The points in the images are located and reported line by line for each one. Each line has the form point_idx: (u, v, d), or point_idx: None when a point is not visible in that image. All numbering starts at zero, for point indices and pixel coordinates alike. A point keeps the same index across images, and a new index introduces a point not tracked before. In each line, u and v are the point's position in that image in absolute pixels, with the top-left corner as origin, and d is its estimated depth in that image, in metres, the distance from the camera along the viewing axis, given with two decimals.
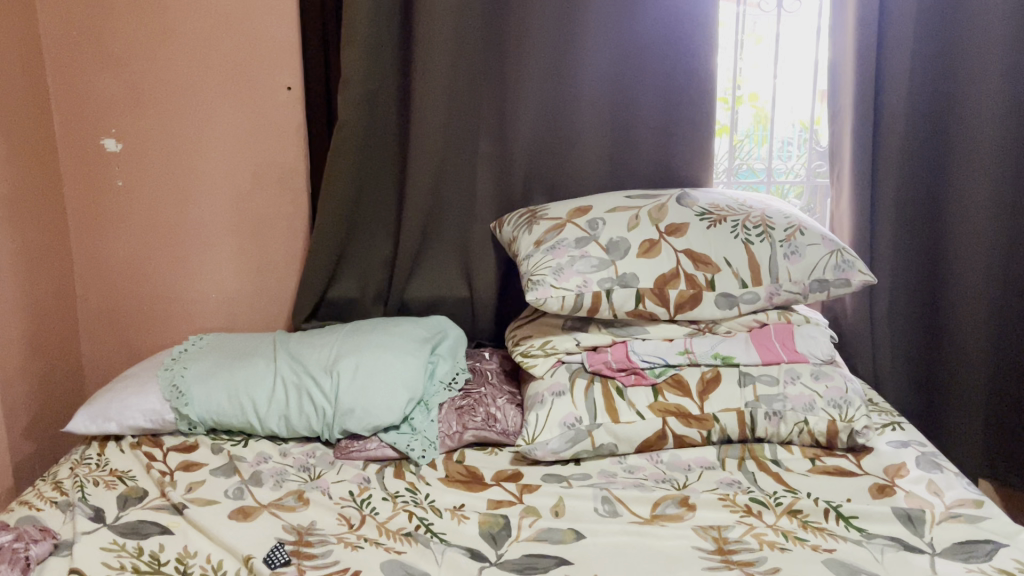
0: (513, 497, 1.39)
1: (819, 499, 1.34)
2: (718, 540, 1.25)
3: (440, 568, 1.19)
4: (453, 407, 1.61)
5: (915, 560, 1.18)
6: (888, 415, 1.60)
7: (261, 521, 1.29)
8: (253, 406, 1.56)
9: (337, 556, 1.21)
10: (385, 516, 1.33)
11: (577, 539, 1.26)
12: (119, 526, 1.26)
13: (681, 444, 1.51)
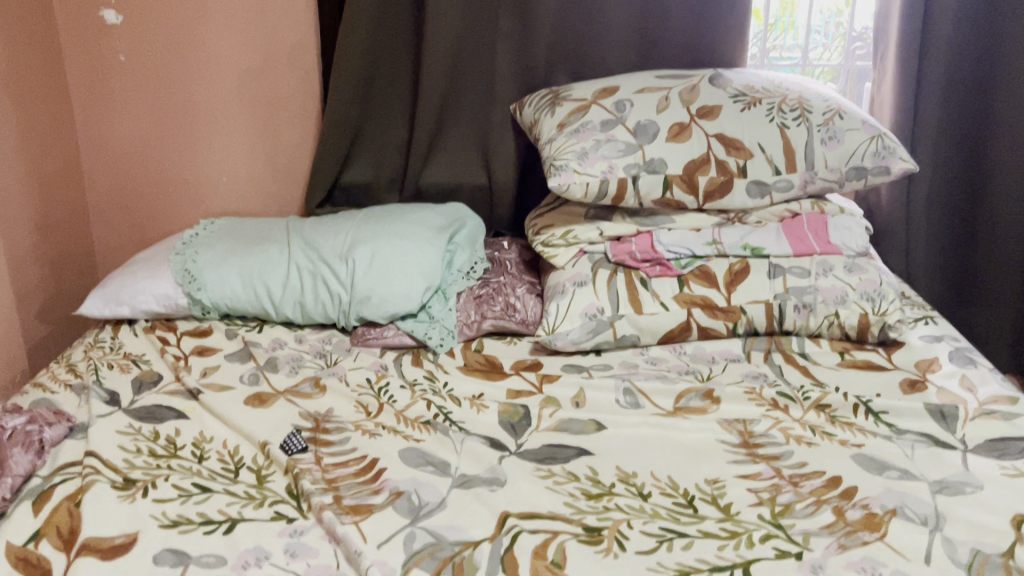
0: (533, 387, 1.36)
1: (848, 393, 1.31)
2: (744, 434, 1.22)
3: (460, 457, 1.17)
4: (471, 296, 1.57)
5: (946, 457, 1.15)
6: (921, 309, 1.55)
7: (278, 408, 1.27)
8: (267, 292, 1.53)
9: (355, 443, 1.19)
10: (403, 404, 1.30)
11: (598, 430, 1.24)
12: (135, 410, 1.24)
13: (706, 336, 1.48)
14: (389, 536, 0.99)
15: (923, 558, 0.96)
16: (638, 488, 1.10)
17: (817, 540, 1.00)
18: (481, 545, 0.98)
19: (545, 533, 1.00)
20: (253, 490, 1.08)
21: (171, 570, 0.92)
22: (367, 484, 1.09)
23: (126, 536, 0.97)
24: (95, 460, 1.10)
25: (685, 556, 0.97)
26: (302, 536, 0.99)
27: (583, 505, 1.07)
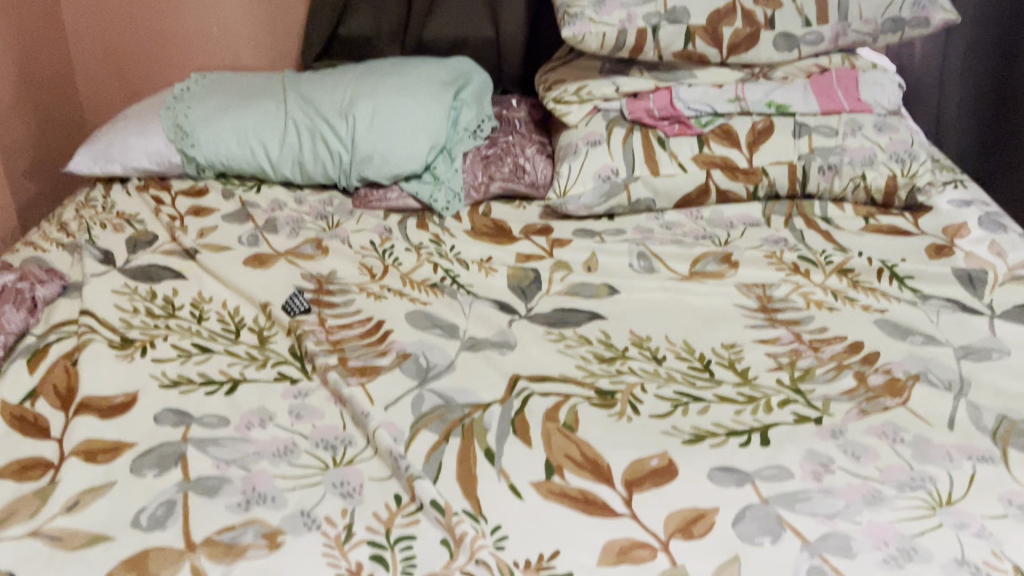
0: (543, 251, 1.31)
1: (872, 258, 1.25)
2: (763, 300, 1.17)
3: (468, 321, 1.13)
4: (479, 156, 1.49)
5: (973, 323, 1.11)
6: (950, 172, 1.48)
7: (279, 269, 1.22)
8: (264, 149, 1.45)
9: (360, 305, 1.15)
10: (409, 267, 1.25)
11: (611, 295, 1.19)
12: (130, 270, 1.20)
13: (724, 200, 1.41)
14: (396, 398, 0.97)
15: (946, 424, 0.93)
16: (652, 352, 1.07)
17: (836, 405, 0.96)
18: (491, 407, 0.95)
19: (556, 396, 0.97)
20: (255, 351, 1.04)
21: (173, 429, 0.90)
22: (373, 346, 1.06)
23: (125, 396, 0.94)
24: (91, 319, 1.06)
25: (700, 420, 0.94)
26: (306, 398, 0.96)
27: (596, 369, 1.03)
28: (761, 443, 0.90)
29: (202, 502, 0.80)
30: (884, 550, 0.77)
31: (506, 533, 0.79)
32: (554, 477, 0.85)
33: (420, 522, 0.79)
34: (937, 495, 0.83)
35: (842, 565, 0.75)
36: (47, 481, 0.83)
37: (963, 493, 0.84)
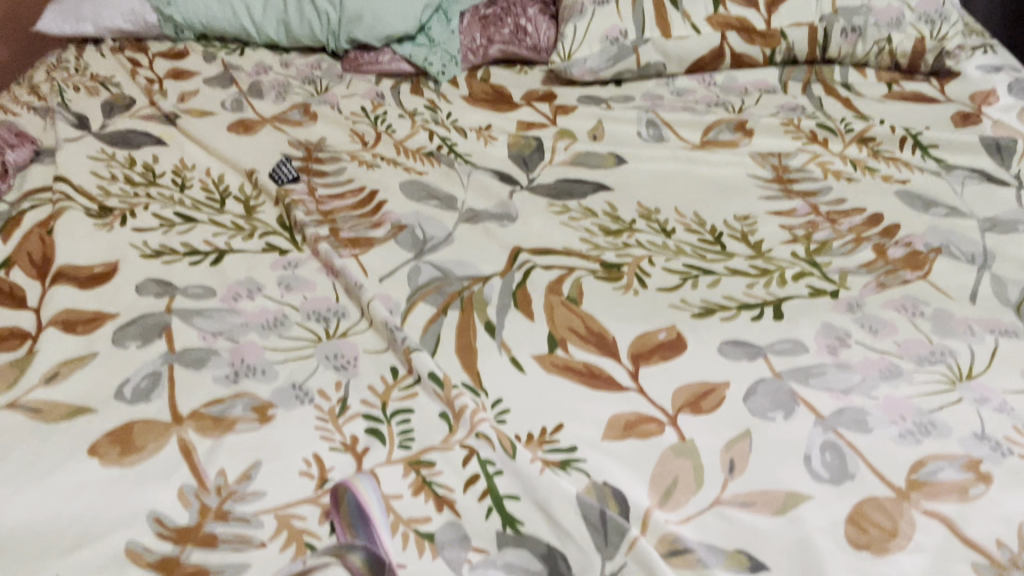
0: (545, 120, 1.23)
1: (895, 126, 1.18)
2: (778, 170, 1.11)
3: (466, 191, 1.06)
4: (476, 18, 1.39)
5: (998, 195, 1.05)
6: (980, 37, 1.38)
7: (265, 136, 1.15)
8: (246, 9, 1.38)
9: (352, 174, 1.08)
10: (403, 134, 1.18)
11: (618, 165, 1.13)
12: (106, 136, 1.13)
13: (738, 65, 1.33)
14: (392, 270, 0.92)
15: (968, 298, 0.89)
16: (661, 224, 1.01)
17: (854, 279, 0.92)
18: (491, 281, 0.90)
19: (560, 269, 0.92)
20: (241, 221, 0.98)
21: (156, 300, 0.85)
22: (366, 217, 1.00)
23: (105, 266, 0.89)
24: (66, 186, 1.00)
25: (711, 293, 0.89)
26: (296, 270, 0.91)
27: (601, 241, 0.98)
28: (774, 317, 0.86)
29: (188, 375, 0.76)
30: (900, 425, 0.73)
31: (507, 408, 0.75)
32: (557, 351, 0.81)
33: (417, 396, 0.75)
34: (958, 369, 0.79)
35: (858, 439, 0.71)
36: (25, 351, 0.79)
37: (984, 367, 0.80)
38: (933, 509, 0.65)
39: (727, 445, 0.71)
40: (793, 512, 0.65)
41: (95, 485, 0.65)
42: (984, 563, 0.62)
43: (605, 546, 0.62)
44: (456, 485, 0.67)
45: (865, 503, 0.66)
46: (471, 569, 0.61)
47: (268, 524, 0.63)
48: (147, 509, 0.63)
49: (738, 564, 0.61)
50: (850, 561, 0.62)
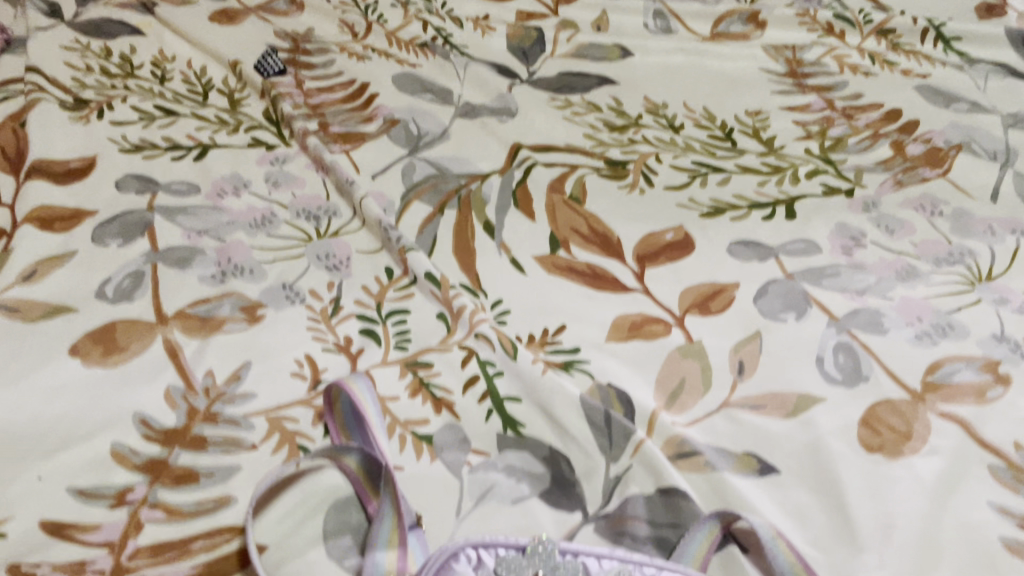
0: (545, 10, 1.15)
1: (916, 18, 1.12)
2: (791, 64, 1.05)
3: (463, 86, 1.01)
4: None
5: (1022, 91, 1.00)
6: None
7: (249, 26, 1.09)
8: None
9: (341, 67, 1.03)
10: (395, 25, 1.11)
11: (623, 58, 1.06)
12: (80, 25, 1.06)
13: None
14: (385, 167, 0.87)
15: (989, 197, 0.85)
16: (669, 120, 0.96)
17: (870, 177, 0.87)
18: (490, 178, 0.86)
19: (563, 167, 0.88)
20: (225, 115, 0.93)
21: (137, 197, 0.81)
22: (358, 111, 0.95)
23: (82, 161, 0.85)
24: (38, 77, 0.95)
25: (720, 192, 0.85)
26: (284, 166, 0.87)
27: (606, 138, 0.93)
28: (787, 217, 0.82)
29: (173, 275, 0.72)
30: (916, 327, 0.70)
31: (508, 310, 0.72)
32: (559, 252, 0.78)
33: (414, 297, 0.72)
34: (977, 270, 0.76)
35: (872, 342, 0.69)
36: None
37: (1004, 269, 0.76)
38: (949, 411, 0.63)
39: (737, 347, 0.68)
40: (805, 415, 0.62)
41: (76, 387, 0.62)
42: (1002, 467, 0.59)
43: (610, 449, 0.60)
44: (455, 386, 0.64)
45: (879, 406, 0.63)
46: (471, 472, 0.59)
47: (259, 426, 0.60)
48: (132, 409, 0.60)
49: (748, 467, 0.59)
50: (865, 462, 0.59)
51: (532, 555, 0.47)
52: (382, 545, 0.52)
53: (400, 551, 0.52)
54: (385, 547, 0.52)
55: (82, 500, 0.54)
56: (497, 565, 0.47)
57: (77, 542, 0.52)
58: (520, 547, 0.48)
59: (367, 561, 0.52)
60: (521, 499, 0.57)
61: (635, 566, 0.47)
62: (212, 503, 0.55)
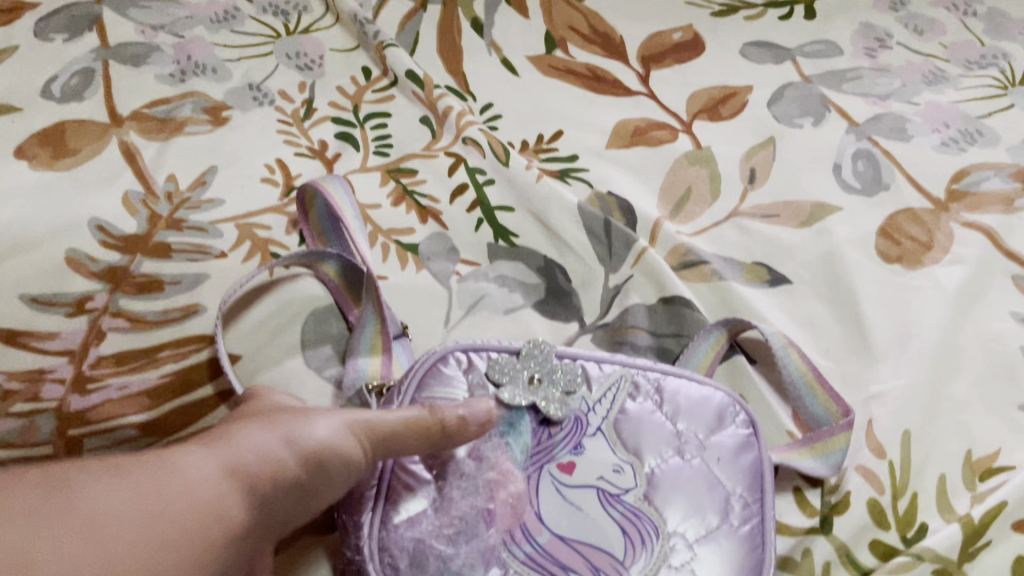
0: None
1: None
2: None
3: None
4: None
5: None
6: None
7: None
8: None
9: None
10: None
11: None
12: None
13: None
14: None
15: None
16: None
17: None
18: None
19: None
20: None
21: None
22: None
23: None
24: None
25: None
26: None
27: None
28: (806, 16, 0.73)
29: (125, 72, 0.65)
30: (943, 133, 0.64)
31: (499, 115, 0.64)
32: (556, 53, 0.69)
33: (394, 100, 0.64)
34: (1010, 74, 0.70)
35: (895, 147, 0.63)
36: None
37: None
38: (973, 220, 0.58)
39: (749, 153, 0.62)
40: (820, 225, 0.58)
41: (24, 190, 0.56)
42: None
43: (610, 259, 0.55)
44: (441, 195, 0.58)
45: (900, 215, 0.58)
46: (460, 282, 0.54)
47: (228, 234, 0.55)
48: (87, 215, 0.55)
49: (757, 278, 0.55)
50: (883, 273, 0.55)
51: (528, 358, 0.44)
52: (365, 351, 0.48)
53: (385, 358, 0.48)
54: (368, 354, 0.48)
55: (36, 308, 0.49)
56: (489, 369, 0.43)
57: (34, 350, 0.48)
58: (513, 349, 0.44)
59: (349, 368, 0.48)
60: (514, 309, 0.53)
61: (638, 372, 0.45)
62: (179, 312, 0.50)
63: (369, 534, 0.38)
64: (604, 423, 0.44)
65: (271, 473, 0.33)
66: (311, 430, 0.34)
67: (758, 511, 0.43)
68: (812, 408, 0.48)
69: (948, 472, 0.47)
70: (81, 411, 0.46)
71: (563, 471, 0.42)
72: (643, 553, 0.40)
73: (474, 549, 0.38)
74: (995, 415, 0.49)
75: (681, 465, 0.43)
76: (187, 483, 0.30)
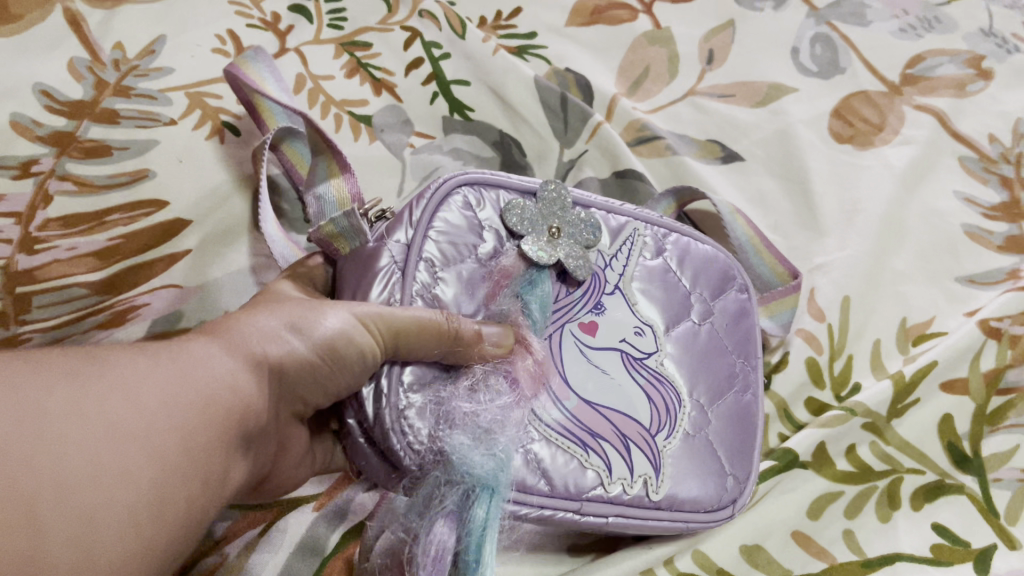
0: None
1: None
2: None
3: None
4: None
5: None
6: None
7: None
8: None
9: None
10: None
11: None
12: None
13: None
14: None
15: None
16: None
17: None
18: None
19: None
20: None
21: None
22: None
23: None
24: None
25: None
26: None
27: None
28: None
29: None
30: (902, 19, 0.63)
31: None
32: None
33: None
34: None
35: (853, 32, 0.62)
36: None
37: None
38: (926, 104, 0.59)
39: (708, 35, 0.60)
40: (774, 106, 0.58)
41: None
42: (973, 158, 0.57)
43: (565, 133, 0.56)
44: (396, 69, 0.56)
45: (855, 97, 0.59)
46: (414, 155, 0.54)
47: (178, 102, 0.53)
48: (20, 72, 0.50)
49: (711, 155, 0.57)
50: (834, 152, 0.56)
51: (544, 209, 0.41)
52: (322, 179, 0.44)
53: (347, 176, 0.43)
54: (328, 178, 0.44)
55: None
56: (506, 214, 0.40)
57: None
58: (527, 191, 0.41)
59: (311, 200, 0.44)
60: None
61: (647, 228, 0.45)
62: (128, 177, 0.49)
63: (388, 404, 0.35)
64: (621, 282, 0.43)
65: (277, 357, 0.32)
66: (322, 323, 0.33)
67: (751, 380, 0.47)
68: (760, 270, 0.50)
69: (882, 338, 0.51)
70: (28, 270, 0.46)
71: (585, 331, 0.41)
72: (667, 422, 0.42)
73: (501, 406, 0.36)
74: (935, 286, 0.52)
75: (689, 332, 0.45)
76: (202, 358, 0.29)
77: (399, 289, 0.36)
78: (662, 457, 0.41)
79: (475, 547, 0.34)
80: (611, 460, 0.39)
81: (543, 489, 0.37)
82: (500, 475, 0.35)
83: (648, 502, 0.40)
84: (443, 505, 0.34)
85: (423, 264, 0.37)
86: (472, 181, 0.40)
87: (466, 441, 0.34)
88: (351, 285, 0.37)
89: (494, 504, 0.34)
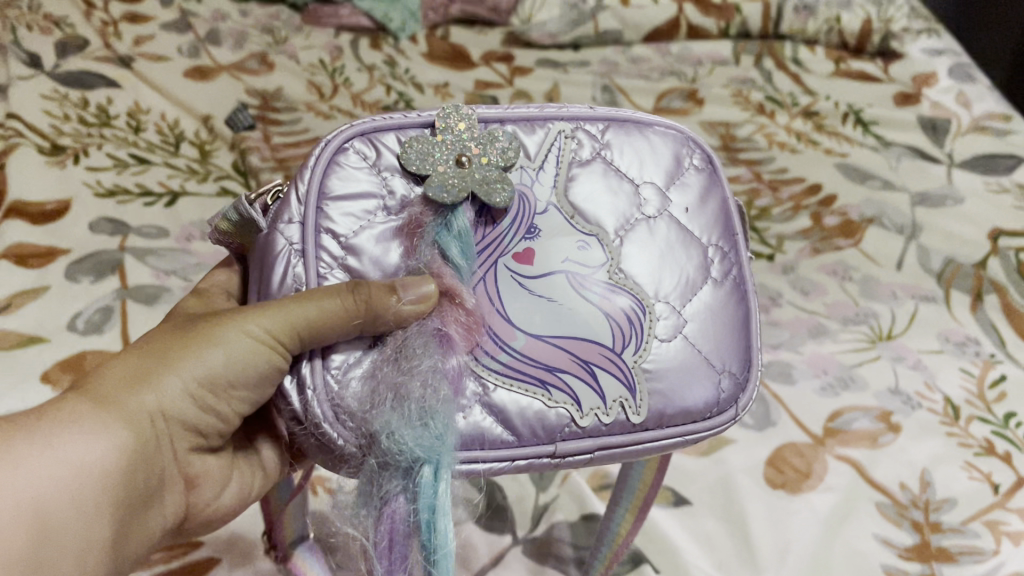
0: (501, 79, 1.12)
1: (840, 101, 1.15)
2: (725, 139, 1.06)
3: (413, 108, 1.04)
4: None
5: (930, 171, 1.02)
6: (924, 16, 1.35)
7: (222, 82, 1.04)
8: None
9: (308, 125, 1.00)
10: (361, 87, 1.07)
11: None
12: (59, 75, 1.01)
13: (695, 38, 1.25)
14: None
15: (894, 265, 0.91)
16: None
17: (790, 244, 0.93)
18: None
19: None
20: (164, 125, 0.97)
21: (109, 239, 0.83)
22: (366, 71, 1.10)
23: (57, 203, 0.85)
24: (18, 124, 0.92)
25: None
26: None
27: None
28: None
29: (135, 266, 0.81)
30: (822, 378, 0.78)
31: None
32: None
33: None
34: (878, 330, 0.83)
35: (782, 390, 0.76)
36: None
37: (903, 328, 0.84)
38: (845, 453, 0.70)
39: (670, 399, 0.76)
40: (716, 454, 0.70)
41: None
42: (888, 503, 0.67)
43: (542, 480, 0.70)
44: None
45: (785, 448, 0.71)
46: None
47: None
48: None
49: (664, 499, 0.67)
50: (768, 496, 0.67)
51: (446, 137, 0.49)
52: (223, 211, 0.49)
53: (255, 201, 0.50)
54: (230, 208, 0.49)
55: None
56: (403, 159, 0.48)
57: None
58: (425, 124, 0.50)
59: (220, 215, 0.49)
60: None
61: (577, 132, 0.53)
62: None
63: (318, 397, 0.43)
64: (553, 193, 0.51)
65: (160, 403, 0.44)
66: (206, 361, 0.44)
67: (734, 258, 0.54)
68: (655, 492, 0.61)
69: None
70: None
71: (519, 261, 0.49)
72: (632, 337, 0.50)
73: (426, 368, 0.44)
74: None
75: (646, 227, 0.53)
76: (81, 424, 0.40)
77: (302, 264, 0.46)
78: (634, 378, 0.49)
79: (429, 506, 0.43)
80: (578, 394, 0.48)
81: (505, 435, 0.46)
82: (433, 442, 0.43)
83: (630, 424, 0.49)
84: (390, 489, 0.44)
85: (323, 234, 0.46)
86: (360, 135, 0.49)
87: (393, 419, 0.43)
88: (260, 272, 0.46)
89: (440, 472, 0.43)
